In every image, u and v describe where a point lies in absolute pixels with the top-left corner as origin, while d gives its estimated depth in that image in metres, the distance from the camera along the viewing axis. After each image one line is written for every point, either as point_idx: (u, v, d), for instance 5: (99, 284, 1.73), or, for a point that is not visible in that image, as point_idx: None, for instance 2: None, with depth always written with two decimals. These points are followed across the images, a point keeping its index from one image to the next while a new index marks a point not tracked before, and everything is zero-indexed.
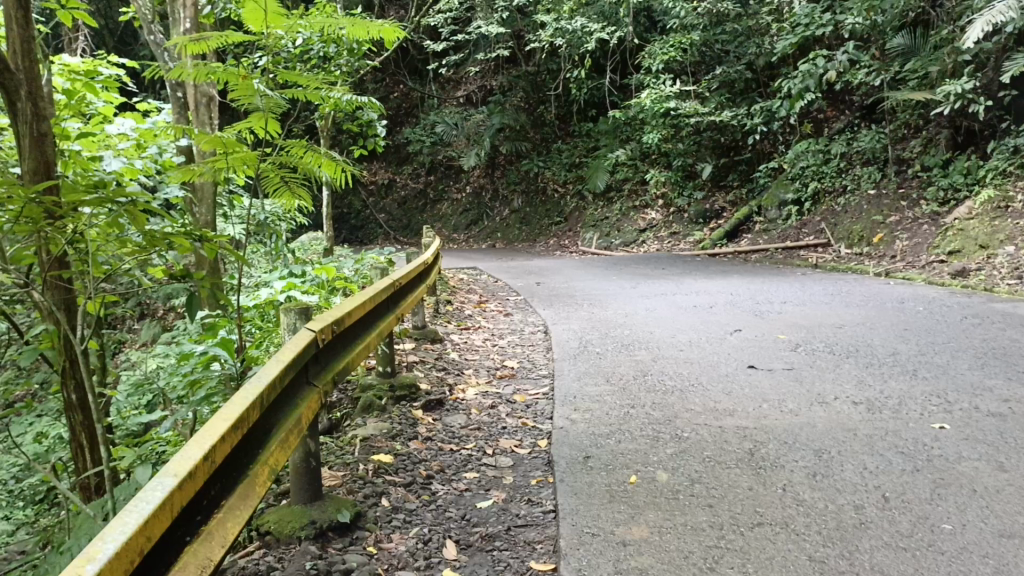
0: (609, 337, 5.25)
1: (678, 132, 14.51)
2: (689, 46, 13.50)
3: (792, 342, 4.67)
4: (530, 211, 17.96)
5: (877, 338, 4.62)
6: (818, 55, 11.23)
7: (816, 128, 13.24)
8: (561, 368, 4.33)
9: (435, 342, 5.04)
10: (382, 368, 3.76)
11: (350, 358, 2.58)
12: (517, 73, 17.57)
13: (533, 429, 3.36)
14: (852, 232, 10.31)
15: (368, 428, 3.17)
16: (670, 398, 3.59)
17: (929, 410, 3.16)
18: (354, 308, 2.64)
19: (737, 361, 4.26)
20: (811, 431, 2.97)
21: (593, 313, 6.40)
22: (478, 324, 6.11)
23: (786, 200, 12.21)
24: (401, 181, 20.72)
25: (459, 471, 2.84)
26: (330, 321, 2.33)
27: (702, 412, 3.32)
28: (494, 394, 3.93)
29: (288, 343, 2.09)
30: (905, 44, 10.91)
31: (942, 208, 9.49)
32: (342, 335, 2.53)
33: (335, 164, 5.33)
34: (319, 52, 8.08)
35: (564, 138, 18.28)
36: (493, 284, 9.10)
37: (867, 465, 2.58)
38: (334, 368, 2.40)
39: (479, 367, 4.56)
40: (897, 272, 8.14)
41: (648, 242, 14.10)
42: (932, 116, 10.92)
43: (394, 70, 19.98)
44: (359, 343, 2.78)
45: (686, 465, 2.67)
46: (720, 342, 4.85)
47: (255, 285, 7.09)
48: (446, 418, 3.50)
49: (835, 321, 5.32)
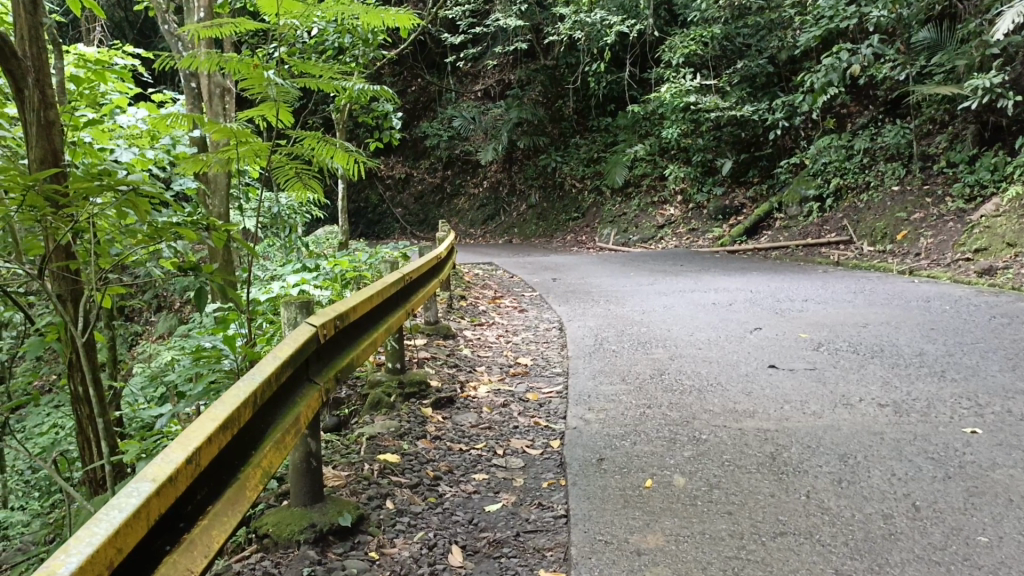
0: (625, 334, 5.13)
1: (698, 127, 14.33)
2: (709, 39, 13.31)
3: (815, 341, 4.53)
4: (547, 207, 17.84)
5: (902, 338, 4.47)
6: (842, 48, 11.01)
7: (839, 123, 13.01)
8: (575, 366, 4.22)
9: (447, 338, 4.95)
10: (391, 365, 3.67)
11: (356, 353, 2.50)
12: (535, 68, 17.43)
13: (546, 429, 3.26)
14: (875, 229, 10.10)
15: (376, 426, 3.09)
16: (687, 398, 3.47)
17: (959, 413, 3.02)
18: (361, 302, 2.56)
19: (757, 361, 4.13)
20: (835, 435, 2.84)
21: (610, 310, 6.28)
22: (492, 319, 6.02)
23: (808, 196, 12.01)
24: (418, 176, 20.67)
25: (468, 472, 2.74)
26: (333, 316, 2.25)
27: (721, 413, 3.20)
28: (506, 392, 3.84)
29: (287, 338, 2.01)
30: (931, 38, 10.67)
31: (968, 205, 9.26)
32: (348, 330, 2.45)
33: (348, 156, 5.25)
34: (334, 43, 8.01)
35: (581, 133, 18.14)
36: (508, 280, 9.00)
37: (896, 472, 2.45)
38: (338, 364, 2.32)
39: (492, 364, 4.46)
40: (922, 270, 7.95)
41: (666, 238, 13.94)
42: (958, 111, 10.65)
43: (412, 64, 19.91)
44: (366, 338, 2.70)
45: (704, 469, 2.55)
46: (739, 340, 4.72)
47: (267, 278, 7.06)
48: (456, 416, 3.41)
49: (859, 320, 5.16)
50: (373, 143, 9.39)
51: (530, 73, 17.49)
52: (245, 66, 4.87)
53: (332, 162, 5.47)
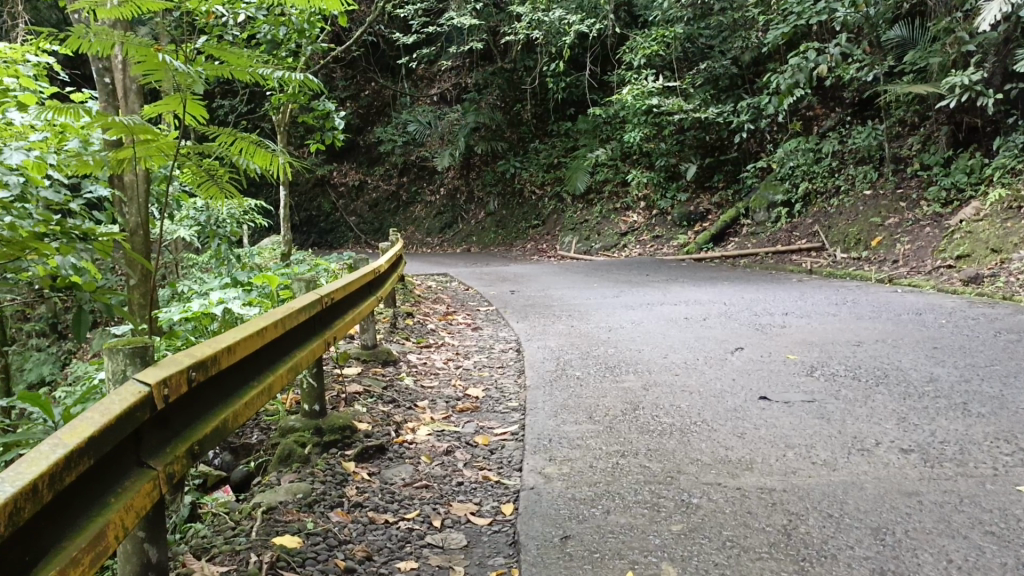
0: (591, 356, 4.53)
1: (660, 131, 13.88)
2: (672, 40, 12.90)
3: (807, 364, 3.97)
4: (507, 214, 17.27)
5: (905, 361, 3.94)
6: (809, 48, 10.60)
7: (805, 126, 12.67)
8: (533, 399, 3.61)
9: (386, 365, 4.29)
10: (308, 407, 2.99)
11: (233, 410, 1.81)
12: (492, 70, 16.87)
13: (497, 486, 2.61)
14: (848, 236, 9.69)
15: (279, 493, 2.41)
16: (667, 442, 2.87)
17: (1006, 463, 2.47)
18: (239, 341, 1.87)
19: (744, 390, 3.55)
20: (860, 497, 2.24)
21: (573, 327, 5.68)
22: (441, 340, 5.36)
23: (776, 201, 11.64)
24: (373, 183, 19.89)
25: (391, 558, 2.08)
26: (184, 364, 1.54)
27: (711, 465, 2.58)
28: (451, 435, 3.19)
29: (97, 405, 1.30)
30: (904, 36, 10.59)
31: (945, 209, 8.91)
32: (217, 379, 1.76)
33: (271, 156, 4.57)
34: (268, 35, 7.32)
35: (541, 137, 17.63)
36: (463, 292, 8.39)
37: (953, 557, 1.86)
38: (197, 429, 1.62)
39: (438, 396, 3.80)
40: (901, 278, 7.54)
41: (629, 246, 13.44)
42: (928, 112, 10.40)
43: (365, 67, 19.22)
44: (253, 386, 2.02)
45: (702, 555, 1.94)
46: (720, 364, 4.15)
47: (191, 295, 6.35)
48: (387, 471, 2.74)
49: (849, 337, 4.65)
50: (313, 144, 8.64)
51: (487, 75, 16.96)
52: (141, 49, 4.13)
53: (253, 162, 4.80)
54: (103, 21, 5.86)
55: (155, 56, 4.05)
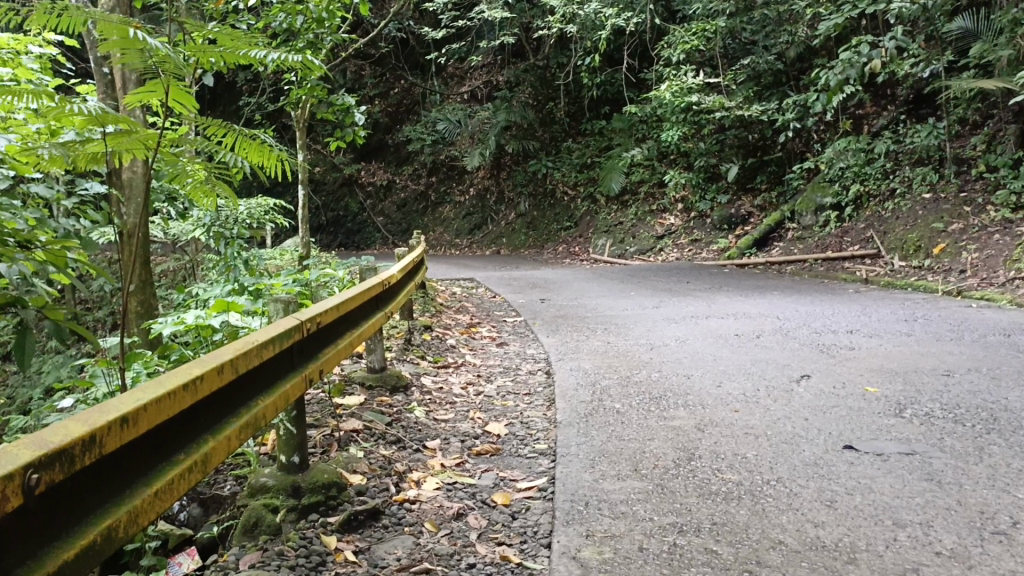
0: (631, 384, 3.91)
1: (699, 129, 13.19)
2: (713, 33, 12.27)
3: (892, 402, 3.31)
4: (538, 215, 16.65)
5: (1015, 399, 3.26)
6: (862, 41, 9.82)
7: (855, 125, 11.89)
8: (565, 442, 3.01)
9: (395, 392, 3.73)
10: (285, 459, 2.42)
11: (128, 508, 1.28)
12: (524, 67, 16.38)
13: (517, 572, 2.02)
14: (907, 242, 8.93)
15: None
16: (736, 512, 2.26)
17: None
18: (143, 410, 1.34)
19: (822, 435, 2.92)
20: None
21: (608, 344, 5.06)
22: (461, 358, 4.78)
23: (824, 204, 10.92)
24: (401, 183, 19.43)
25: None
26: (23, 464, 1.01)
27: (801, 554, 1.96)
28: (463, 491, 2.60)
29: None
30: (967, 27, 9.59)
31: (1015, 214, 8.13)
32: (98, 469, 1.23)
33: (264, 150, 4.04)
34: (282, 24, 6.75)
35: (573, 136, 17.01)
36: (489, 300, 7.82)
37: None
38: (49, 558, 1.08)
39: (452, 435, 3.22)
40: (973, 291, 6.80)
41: (666, 250, 12.76)
42: (994, 109, 9.57)
43: (394, 65, 18.87)
44: (179, 460, 1.49)
45: None
46: (788, 398, 3.50)
47: (192, 303, 5.88)
48: (378, 547, 2.16)
49: (935, 365, 3.97)
50: (333, 142, 8.13)
51: (519, 73, 16.45)
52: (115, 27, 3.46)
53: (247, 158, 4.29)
54: (102, 7, 5.40)
55: (130, 36, 3.38)
